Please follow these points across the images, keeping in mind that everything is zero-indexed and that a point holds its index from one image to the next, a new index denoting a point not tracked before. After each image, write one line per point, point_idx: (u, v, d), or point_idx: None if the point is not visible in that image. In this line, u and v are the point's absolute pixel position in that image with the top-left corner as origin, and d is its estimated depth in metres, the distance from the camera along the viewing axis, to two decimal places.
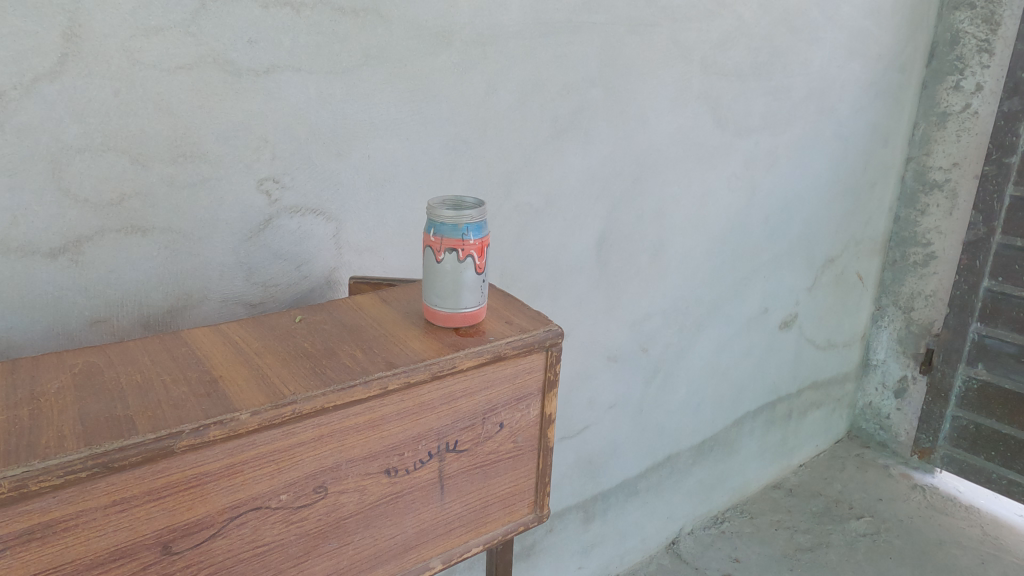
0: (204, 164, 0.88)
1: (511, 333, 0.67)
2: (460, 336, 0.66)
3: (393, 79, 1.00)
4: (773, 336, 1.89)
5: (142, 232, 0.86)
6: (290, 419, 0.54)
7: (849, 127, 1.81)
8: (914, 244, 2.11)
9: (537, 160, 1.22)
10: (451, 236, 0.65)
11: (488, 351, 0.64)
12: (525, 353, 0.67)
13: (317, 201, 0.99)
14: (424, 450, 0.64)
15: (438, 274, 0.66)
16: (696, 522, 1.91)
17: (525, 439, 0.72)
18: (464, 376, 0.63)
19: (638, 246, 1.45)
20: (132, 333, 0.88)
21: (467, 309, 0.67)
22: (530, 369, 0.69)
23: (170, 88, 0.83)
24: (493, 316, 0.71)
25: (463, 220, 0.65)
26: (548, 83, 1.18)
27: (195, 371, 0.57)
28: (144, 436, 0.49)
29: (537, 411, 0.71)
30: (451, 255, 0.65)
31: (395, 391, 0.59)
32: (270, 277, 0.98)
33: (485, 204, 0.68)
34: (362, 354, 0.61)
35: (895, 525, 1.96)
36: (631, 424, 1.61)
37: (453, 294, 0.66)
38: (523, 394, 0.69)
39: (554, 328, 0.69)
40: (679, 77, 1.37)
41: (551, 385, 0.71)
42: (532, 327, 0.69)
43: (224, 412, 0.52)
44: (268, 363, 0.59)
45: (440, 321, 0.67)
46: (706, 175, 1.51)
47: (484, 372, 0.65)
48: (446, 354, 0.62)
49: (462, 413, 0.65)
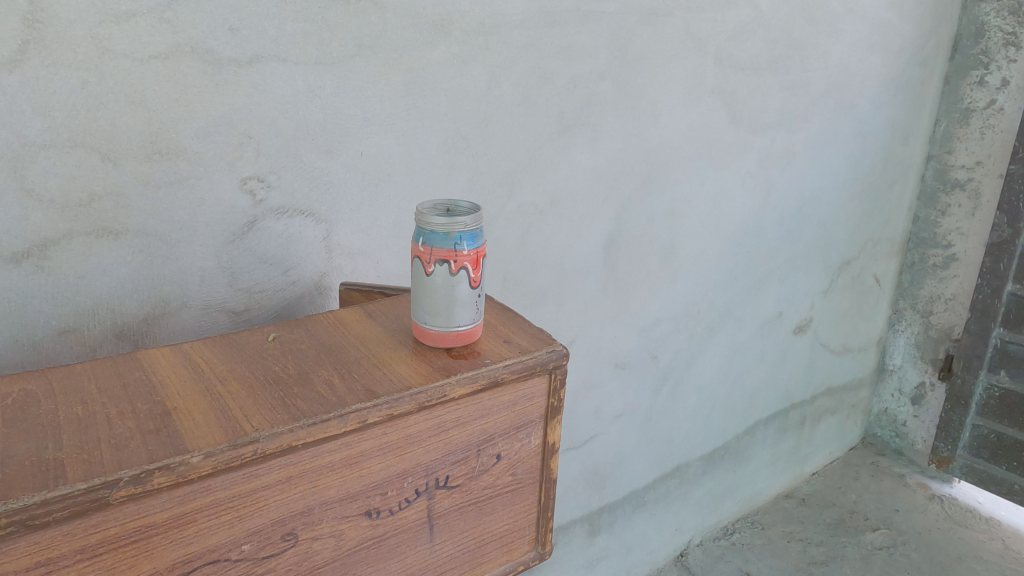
0: (182, 163, 0.81)
1: (510, 355, 0.60)
2: (452, 358, 0.59)
3: (388, 71, 0.94)
4: (786, 341, 1.82)
5: (114, 235, 0.79)
6: (252, 459, 0.48)
7: (868, 124, 1.73)
8: (933, 245, 2.03)
9: (542, 157, 1.15)
10: (442, 246, 0.58)
11: (483, 377, 0.57)
12: (525, 378, 0.60)
13: (305, 201, 0.92)
14: (410, 488, 0.57)
15: (427, 288, 0.59)
16: (705, 534, 1.84)
17: (526, 471, 0.65)
18: (455, 405, 0.57)
19: (647, 248, 1.38)
20: (104, 344, 0.82)
21: (461, 327, 0.60)
22: (531, 395, 0.62)
23: (143, 79, 0.76)
24: (491, 334, 0.65)
25: (455, 228, 0.58)
26: (554, 76, 1.11)
27: (146, 403, 0.51)
28: (72, 486, 0.42)
29: (539, 440, 0.65)
30: (442, 267, 0.59)
31: (376, 424, 0.52)
32: (254, 283, 0.91)
33: (481, 210, 0.61)
34: (340, 381, 0.55)
35: (912, 538, 1.89)
36: (639, 434, 1.54)
37: (445, 312, 0.59)
38: (522, 422, 0.62)
39: (558, 349, 0.62)
40: (692, 71, 1.30)
41: (554, 412, 0.64)
42: (533, 347, 0.62)
43: (173, 454, 0.45)
44: (232, 393, 0.52)
45: (430, 341, 0.61)
46: (719, 173, 1.44)
47: (479, 399, 0.58)
48: (435, 381, 0.55)
49: (454, 446, 0.58)
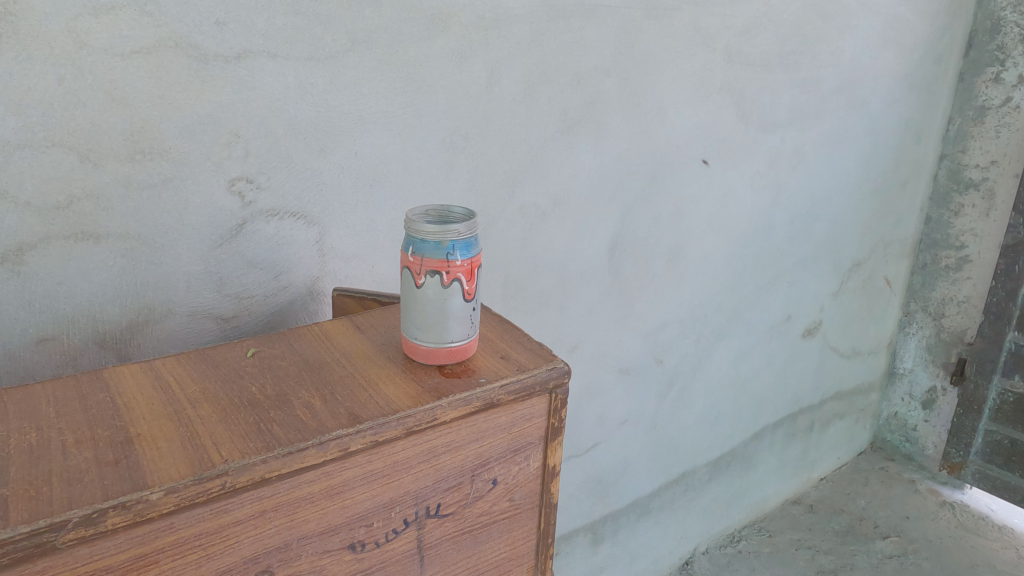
0: (167, 163, 0.78)
1: (507, 373, 0.57)
2: (445, 377, 0.56)
3: (384, 67, 0.90)
4: (795, 344, 1.77)
5: (94, 239, 0.76)
6: (220, 494, 0.44)
7: (880, 122, 1.68)
8: (946, 247, 1.98)
9: (544, 157, 1.11)
10: (434, 256, 0.54)
11: (477, 399, 0.53)
12: (524, 398, 0.57)
13: (297, 203, 0.88)
14: (398, 518, 0.53)
15: (418, 301, 0.56)
16: (711, 541, 1.80)
17: (525, 495, 0.61)
18: (446, 429, 0.53)
19: (653, 250, 1.33)
20: (86, 352, 0.78)
21: (454, 343, 0.57)
22: (530, 416, 0.58)
23: (125, 75, 0.73)
24: (486, 349, 0.61)
25: (448, 237, 0.54)
26: (558, 73, 1.07)
27: (108, 430, 0.47)
28: (15, 529, 0.38)
29: (538, 463, 0.61)
30: (433, 279, 0.55)
31: (359, 452, 0.49)
32: (243, 288, 0.87)
33: (476, 216, 0.57)
34: (322, 404, 0.51)
35: (923, 546, 1.85)
36: (644, 440, 1.50)
37: (437, 326, 0.56)
38: (520, 445, 0.59)
39: (559, 366, 0.58)
40: (700, 67, 1.25)
41: (555, 433, 0.60)
42: (532, 364, 0.58)
43: (131, 489, 0.42)
44: (202, 418, 0.49)
45: (421, 357, 0.57)
46: (728, 173, 1.39)
47: (473, 422, 0.54)
48: (425, 404, 0.52)
49: (445, 473, 0.55)
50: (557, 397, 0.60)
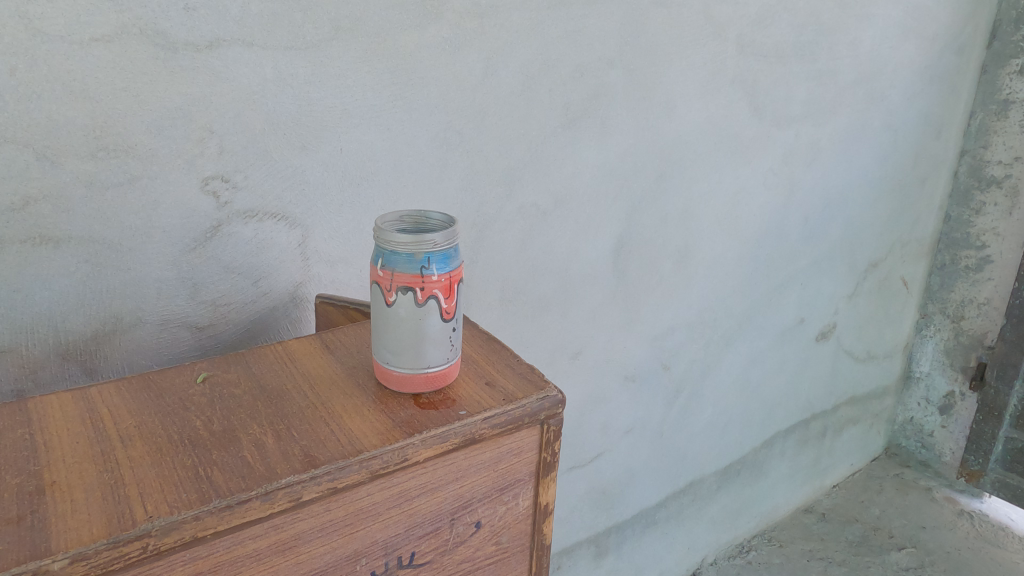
0: (133, 160, 0.72)
1: (491, 403, 0.51)
2: (420, 408, 0.50)
3: (370, 57, 0.83)
4: (809, 348, 1.70)
5: (54, 244, 0.70)
6: (143, 557, 0.39)
7: (899, 117, 1.61)
8: (966, 247, 1.90)
9: (544, 154, 1.04)
10: (406, 271, 0.49)
11: (455, 435, 0.48)
12: (510, 432, 0.51)
13: (277, 203, 0.82)
14: (365, 570, 0.48)
15: (390, 321, 0.50)
16: (720, 551, 1.74)
17: (513, 537, 0.56)
18: (420, 470, 0.48)
19: (660, 251, 1.27)
20: (47, 365, 0.73)
21: (431, 368, 0.52)
22: (518, 450, 0.53)
23: (84, 65, 0.67)
24: (471, 373, 0.56)
25: (421, 250, 0.48)
26: (559, 64, 1.00)
27: (23, 478, 0.42)
28: None
29: (528, 501, 0.56)
30: (406, 296, 0.50)
31: (314, 500, 0.43)
32: (220, 295, 0.81)
33: (455, 223, 0.51)
34: (274, 444, 0.46)
35: (940, 558, 1.79)
36: (650, 449, 1.44)
37: (412, 350, 0.51)
38: (507, 483, 0.53)
39: (551, 395, 0.53)
40: (711, 58, 1.18)
41: (547, 468, 0.55)
42: (520, 392, 0.53)
43: (35, 554, 0.36)
44: (133, 464, 0.44)
45: (394, 385, 0.52)
46: (740, 170, 1.32)
47: (451, 460, 0.49)
48: (394, 442, 0.46)
49: (420, 518, 0.49)
50: (549, 429, 0.55)
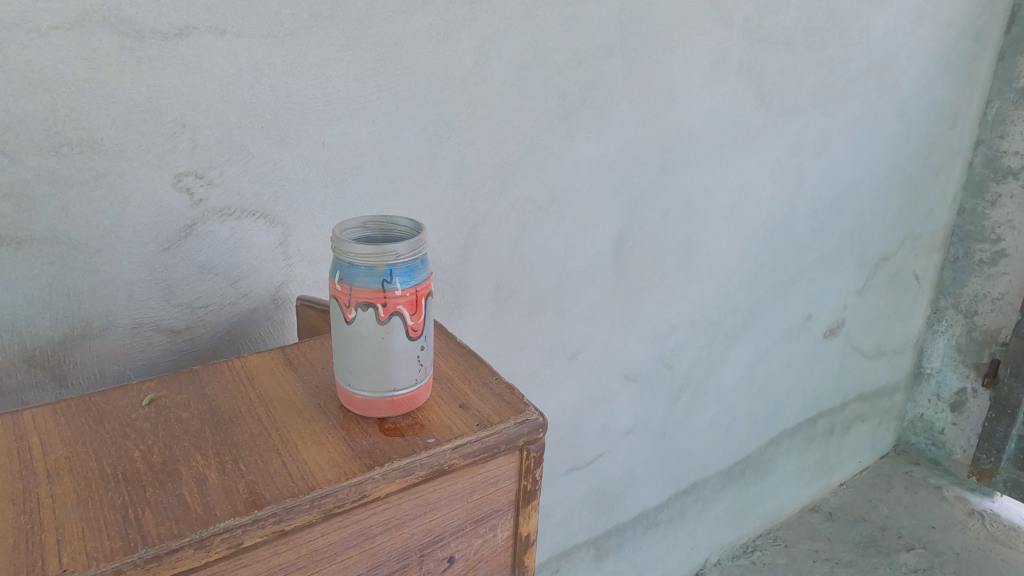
0: (99, 157, 0.67)
1: (464, 430, 0.48)
2: (385, 435, 0.47)
3: (353, 45, 0.79)
4: (816, 345, 1.66)
5: (15, 244, 0.66)
6: None
7: (912, 106, 1.55)
8: (979, 240, 1.85)
9: (540, 147, 0.99)
10: (366, 285, 0.45)
11: (421, 467, 0.44)
12: (484, 461, 0.48)
13: (255, 200, 0.78)
14: None
15: (350, 339, 0.47)
16: (723, 552, 1.71)
17: (492, 570, 0.52)
18: (382, 506, 0.44)
19: (662, 248, 1.22)
20: (13, 372, 0.69)
21: (397, 392, 0.48)
22: (494, 479, 0.49)
23: (43, 55, 0.62)
24: (444, 394, 0.52)
25: (383, 262, 0.44)
26: (555, 52, 0.95)
27: None
28: None
29: (507, 532, 0.52)
30: (366, 312, 0.46)
31: (258, 545, 0.40)
32: (196, 297, 0.77)
33: (422, 231, 0.47)
34: (217, 480, 0.43)
35: (950, 559, 1.74)
36: (652, 450, 1.40)
37: (375, 372, 0.47)
38: (483, 514, 0.50)
39: (530, 419, 0.49)
40: (715, 45, 1.13)
41: (527, 497, 0.52)
42: (496, 416, 0.49)
43: None
44: (56, 505, 0.40)
45: (358, 408, 0.49)
46: (746, 162, 1.27)
47: (418, 493, 0.46)
48: (351, 476, 0.43)
49: (384, 556, 0.46)
50: (530, 455, 0.51)
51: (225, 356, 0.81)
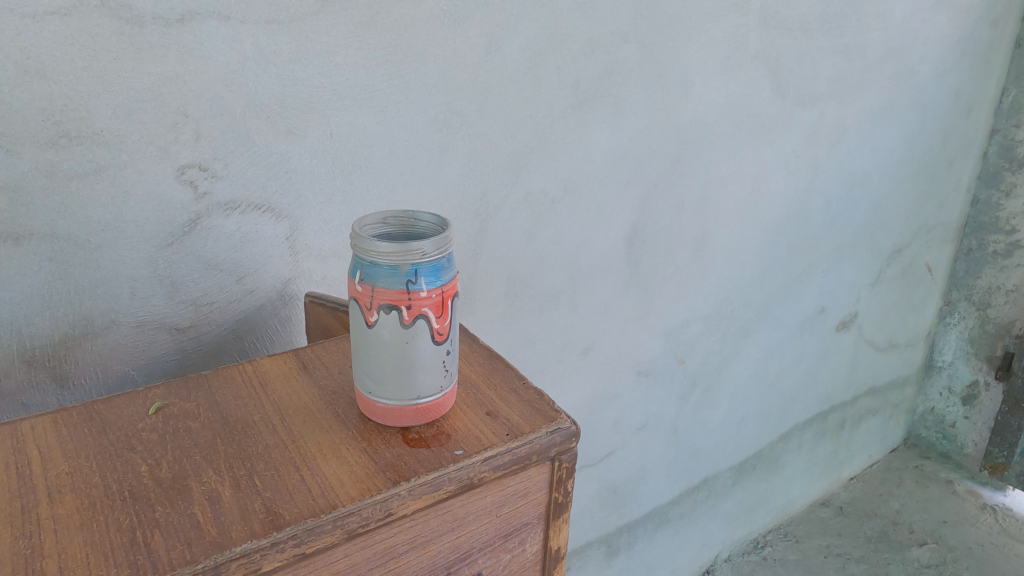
0: (99, 148, 0.65)
1: (493, 440, 0.45)
2: (410, 446, 0.45)
3: (362, 31, 0.76)
4: (829, 339, 1.63)
5: (13, 240, 0.63)
6: None
7: (928, 95, 1.51)
8: (994, 231, 1.82)
9: (552, 137, 0.96)
10: (390, 286, 0.42)
11: (449, 482, 0.42)
12: (514, 473, 0.45)
13: (261, 193, 0.75)
14: None
15: (372, 344, 0.44)
16: (734, 548, 1.69)
17: None
18: (408, 524, 0.42)
19: (676, 241, 1.19)
20: (12, 372, 0.67)
21: (421, 400, 0.46)
22: (525, 492, 0.47)
23: (39, 42, 0.60)
24: (470, 402, 0.50)
25: (408, 261, 0.42)
26: (568, 38, 0.92)
27: None
28: None
29: (537, 545, 0.50)
30: (390, 316, 0.43)
31: (277, 569, 0.38)
32: (201, 294, 0.75)
33: (448, 227, 0.45)
34: (232, 498, 0.40)
35: (962, 554, 1.73)
36: (664, 446, 1.38)
37: (398, 379, 0.45)
38: (512, 528, 0.47)
39: (563, 428, 0.47)
40: (731, 32, 1.09)
41: (558, 508, 0.49)
42: (527, 425, 0.47)
43: None
44: (58, 528, 0.38)
45: (379, 418, 0.46)
46: (761, 153, 1.24)
47: (445, 509, 0.43)
48: (376, 493, 0.40)
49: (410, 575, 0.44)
50: (561, 465, 0.49)
51: (232, 355, 0.79)
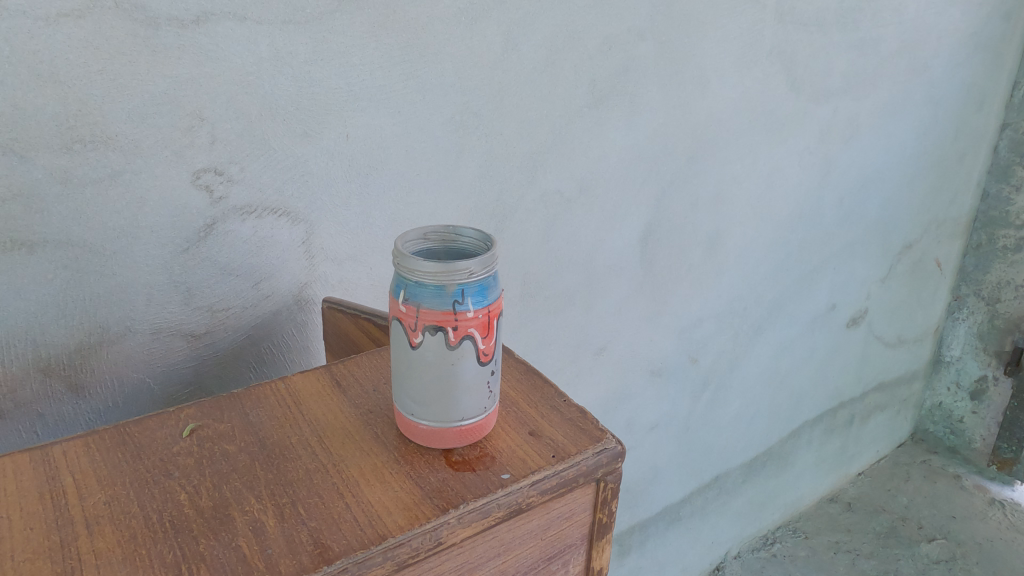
0: (114, 153, 0.63)
1: (539, 462, 0.45)
2: (454, 470, 0.44)
3: (378, 30, 0.74)
4: (839, 335, 1.62)
5: (27, 248, 0.62)
6: None
7: (941, 89, 1.50)
8: (1004, 226, 1.81)
9: (569, 136, 0.95)
10: (437, 307, 0.42)
11: (497, 509, 0.41)
12: (561, 496, 0.45)
13: (278, 197, 0.74)
14: None
15: (416, 365, 0.44)
16: (743, 544, 1.69)
17: None
18: (457, 551, 0.41)
19: (690, 240, 1.18)
20: (27, 382, 0.65)
21: (465, 421, 0.46)
22: (570, 514, 0.46)
23: (52, 45, 0.58)
24: (512, 421, 0.49)
25: (454, 281, 0.41)
26: (585, 36, 0.91)
27: None
28: None
29: (580, 565, 0.49)
30: (436, 336, 0.43)
31: None
32: (217, 299, 0.73)
33: (492, 243, 0.44)
34: (277, 529, 0.39)
35: (971, 550, 1.73)
36: (676, 445, 1.37)
37: (443, 400, 0.45)
38: (558, 551, 0.47)
39: (608, 449, 0.46)
40: (748, 27, 1.08)
41: (602, 529, 0.49)
42: (572, 445, 0.47)
43: None
44: (100, 563, 0.37)
45: (421, 440, 0.46)
46: (775, 150, 1.23)
47: (493, 535, 0.43)
48: (425, 522, 0.40)
49: None
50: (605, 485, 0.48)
51: (248, 361, 0.77)
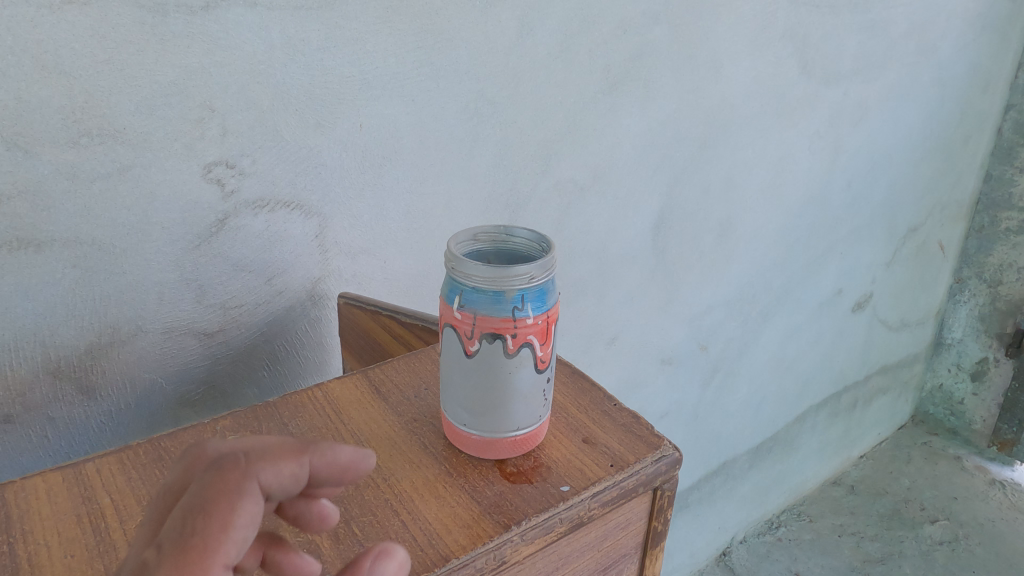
0: (122, 147, 0.60)
1: (598, 473, 0.44)
2: (511, 482, 0.43)
3: (392, 15, 0.71)
4: (844, 320, 1.62)
5: (34, 247, 0.59)
6: None
7: (948, 70, 1.48)
8: (1006, 208, 1.81)
9: (582, 124, 0.93)
10: (496, 314, 0.41)
11: (559, 524, 0.41)
12: (618, 507, 0.44)
13: (291, 190, 0.71)
14: None
15: (471, 373, 0.43)
16: (749, 529, 1.70)
17: None
18: (519, 567, 0.41)
19: (701, 227, 1.17)
20: (36, 386, 0.63)
21: (519, 431, 0.45)
22: (626, 523, 0.46)
23: (56, 34, 0.55)
24: (564, 428, 0.49)
25: (513, 286, 0.41)
26: (599, 20, 0.88)
27: None
28: None
29: (633, 572, 0.49)
30: (494, 345, 0.42)
31: None
32: (229, 296, 0.71)
33: (548, 244, 0.43)
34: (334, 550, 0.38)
35: (973, 531, 1.75)
36: (684, 432, 1.37)
37: (498, 410, 0.44)
38: (614, 559, 0.47)
39: (664, 457, 0.46)
40: (760, 10, 1.05)
41: (655, 536, 0.48)
42: (628, 454, 0.46)
43: None
44: None
45: (474, 451, 0.45)
46: (785, 134, 1.21)
47: (553, 549, 0.42)
48: (488, 539, 0.39)
49: None
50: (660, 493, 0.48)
51: (261, 359, 0.76)
